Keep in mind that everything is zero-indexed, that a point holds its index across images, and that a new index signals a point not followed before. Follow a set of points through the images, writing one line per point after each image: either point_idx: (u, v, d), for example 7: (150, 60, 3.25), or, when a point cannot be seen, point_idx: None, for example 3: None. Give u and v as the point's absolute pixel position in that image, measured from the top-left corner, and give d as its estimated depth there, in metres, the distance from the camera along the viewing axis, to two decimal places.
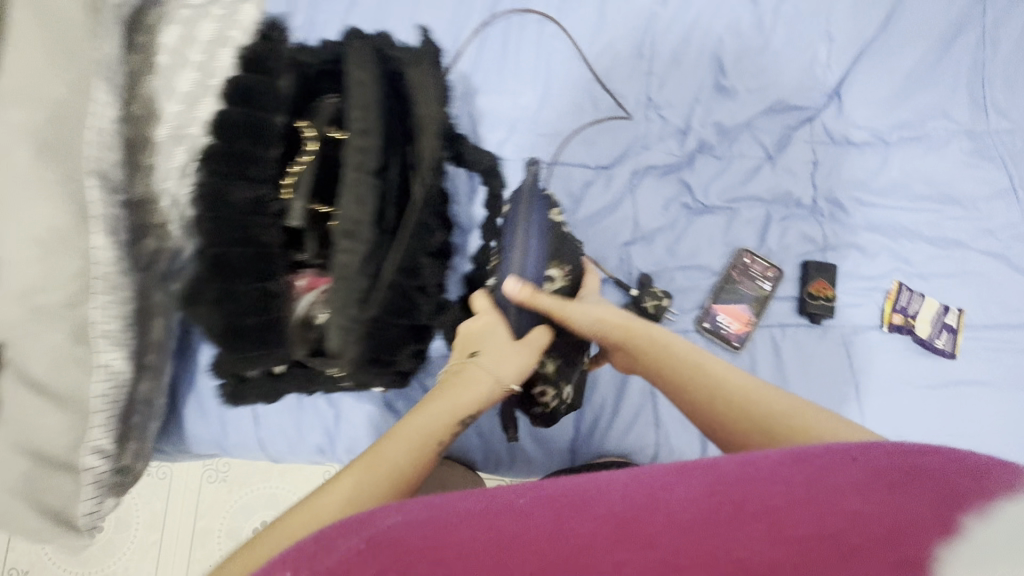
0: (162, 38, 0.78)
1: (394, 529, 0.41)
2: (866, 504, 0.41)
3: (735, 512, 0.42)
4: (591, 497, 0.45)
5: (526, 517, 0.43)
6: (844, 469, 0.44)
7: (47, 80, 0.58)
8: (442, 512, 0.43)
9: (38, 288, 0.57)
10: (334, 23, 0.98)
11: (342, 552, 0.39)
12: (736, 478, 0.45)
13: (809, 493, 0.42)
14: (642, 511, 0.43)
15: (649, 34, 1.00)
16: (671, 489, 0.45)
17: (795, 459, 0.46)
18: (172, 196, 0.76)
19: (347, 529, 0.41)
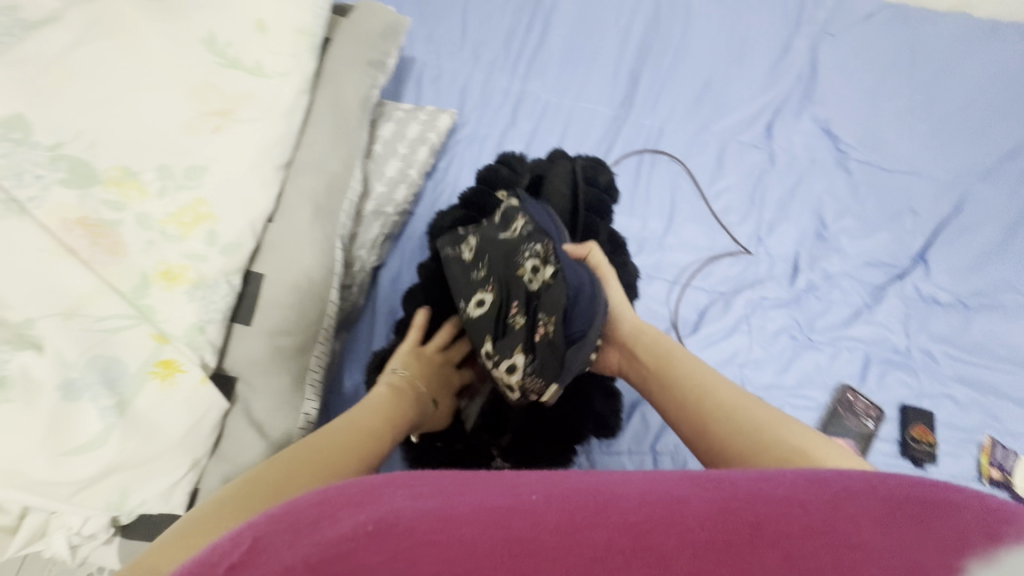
0: (379, 132, 0.92)
1: (399, 516, 0.30)
2: (878, 552, 0.30)
3: (754, 532, 0.31)
4: (608, 502, 0.32)
5: (538, 515, 0.31)
6: (847, 502, 0.33)
7: (330, 155, 0.68)
8: (454, 505, 0.31)
9: (284, 329, 0.61)
10: (495, 137, 1.13)
11: (344, 529, 0.28)
12: (757, 493, 0.34)
13: (830, 522, 0.32)
14: (658, 527, 0.31)
15: (759, 185, 1.16)
16: (687, 502, 0.33)
17: (815, 481, 0.35)
18: (362, 261, 0.84)
19: (353, 500, 0.31)
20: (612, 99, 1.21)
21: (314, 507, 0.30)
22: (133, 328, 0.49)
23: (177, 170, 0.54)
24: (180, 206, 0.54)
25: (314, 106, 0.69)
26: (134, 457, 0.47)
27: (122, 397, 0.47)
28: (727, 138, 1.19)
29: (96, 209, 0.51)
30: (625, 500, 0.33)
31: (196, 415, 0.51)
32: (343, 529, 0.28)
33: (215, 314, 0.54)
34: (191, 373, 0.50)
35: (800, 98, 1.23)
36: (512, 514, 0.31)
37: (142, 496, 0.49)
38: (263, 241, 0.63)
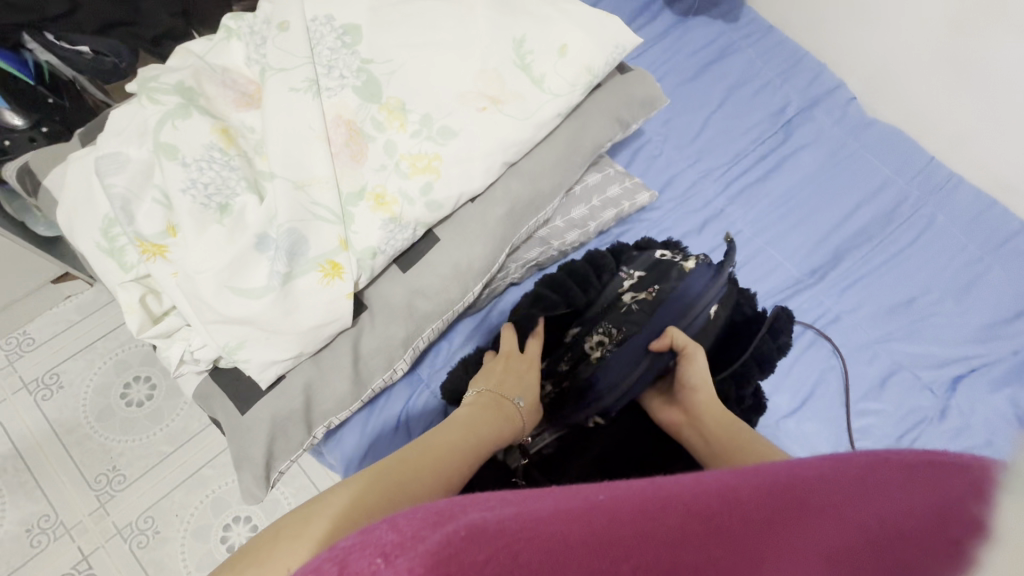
0: (585, 177, 0.96)
1: (487, 523, 0.27)
2: (914, 494, 0.28)
3: (802, 505, 0.29)
4: (665, 496, 0.30)
5: (614, 514, 0.29)
6: (873, 467, 0.31)
7: (547, 176, 0.72)
8: (529, 511, 0.28)
9: (425, 293, 0.64)
10: (674, 235, 1.13)
11: (436, 541, 0.25)
12: (791, 479, 0.31)
13: (866, 487, 0.30)
14: (720, 512, 0.29)
15: (914, 431, 1.02)
16: (736, 490, 0.31)
17: (834, 460, 0.33)
18: (507, 273, 0.87)
19: (428, 520, 0.27)
20: (803, 262, 1.15)
21: (390, 532, 0.26)
22: (332, 225, 0.55)
23: (435, 124, 0.60)
24: (421, 152, 0.59)
25: (557, 131, 0.74)
26: (268, 324, 0.51)
27: (291, 271, 0.52)
28: (903, 364, 1.07)
29: (364, 121, 0.59)
30: (681, 492, 0.31)
31: (328, 317, 0.54)
32: (434, 541, 0.25)
33: (390, 248, 0.58)
34: (346, 285, 0.54)
35: (1008, 372, 1.07)
36: (586, 514, 0.29)
37: (250, 355, 0.52)
38: (455, 213, 0.67)
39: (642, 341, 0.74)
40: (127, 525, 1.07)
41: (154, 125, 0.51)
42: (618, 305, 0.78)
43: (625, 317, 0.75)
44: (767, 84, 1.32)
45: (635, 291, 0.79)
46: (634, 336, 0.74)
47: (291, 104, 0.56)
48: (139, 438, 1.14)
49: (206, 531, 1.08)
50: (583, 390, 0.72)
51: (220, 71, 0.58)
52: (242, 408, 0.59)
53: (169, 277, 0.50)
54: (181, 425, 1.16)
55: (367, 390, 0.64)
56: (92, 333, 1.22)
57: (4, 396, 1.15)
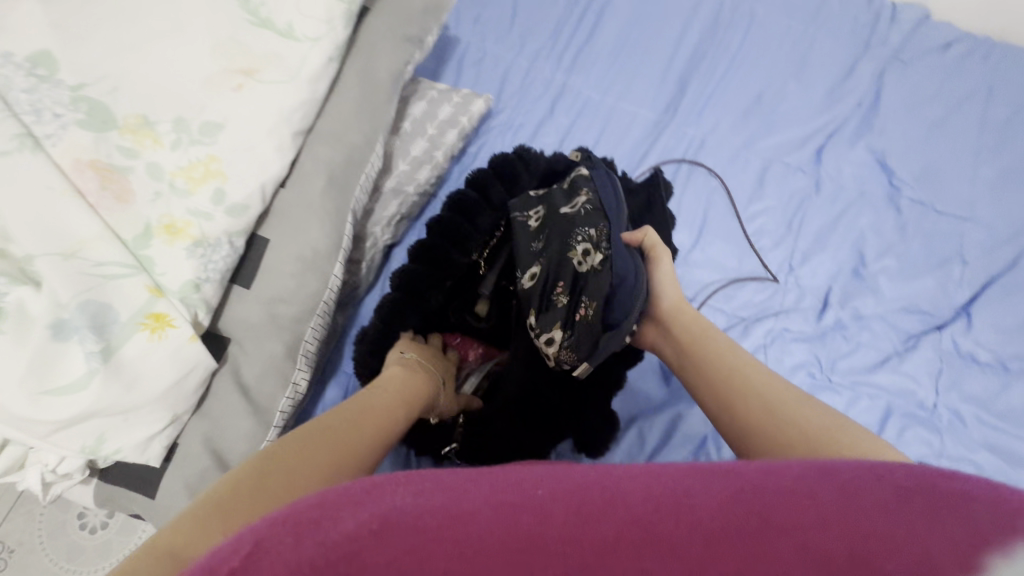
0: (410, 110, 0.90)
1: (404, 509, 0.28)
2: (906, 527, 0.27)
3: (767, 522, 0.27)
4: (612, 497, 0.29)
5: (546, 511, 0.28)
6: (858, 489, 0.29)
7: (352, 128, 0.67)
8: (459, 502, 0.29)
9: (282, 299, 0.61)
10: (529, 128, 1.10)
11: (350, 527, 0.26)
12: (764, 487, 0.30)
13: (844, 509, 0.28)
14: (664, 519, 0.28)
15: (799, 212, 1.10)
16: (693, 494, 0.30)
17: (823, 473, 0.31)
18: (375, 239, 0.83)
19: (355, 498, 0.29)
20: (656, 103, 1.16)
21: (314, 509, 0.28)
22: (131, 279, 0.49)
23: (193, 124, 0.54)
24: (192, 160, 0.53)
25: (342, 76, 0.68)
26: (115, 406, 0.47)
27: (109, 343, 0.47)
28: (772, 157, 1.13)
29: (109, 153, 0.51)
30: (627, 492, 0.30)
31: (182, 369, 0.50)
32: (345, 528, 0.26)
33: (213, 273, 0.53)
34: (181, 330, 0.50)
35: (857, 124, 1.16)
36: (518, 509, 0.28)
37: (120, 443, 0.49)
38: (273, 206, 0.62)
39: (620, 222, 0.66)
40: None
41: None
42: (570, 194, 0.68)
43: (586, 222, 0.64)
44: None
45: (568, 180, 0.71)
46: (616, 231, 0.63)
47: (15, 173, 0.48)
48: None
49: None
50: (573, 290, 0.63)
51: None
52: (150, 493, 0.55)
53: None
54: None
55: (275, 415, 0.61)
56: None
57: None
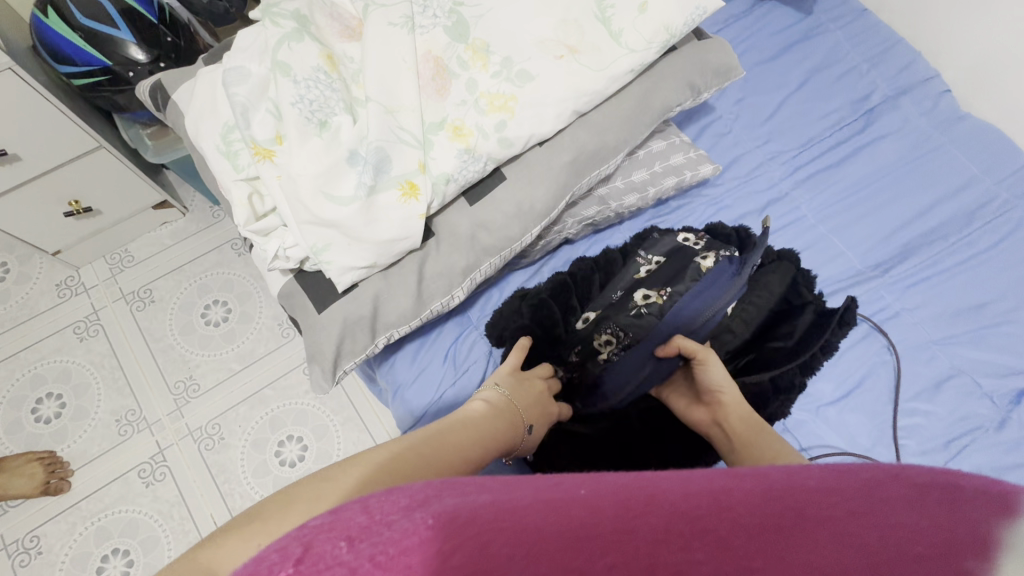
0: (649, 144, 0.98)
1: (462, 509, 0.29)
2: (911, 519, 0.32)
3: (802, 515, 0.31)
4: (655, 493, 0.32)
5: (598, 506, 0.30)
6: (875, 485, 0.34)
7: (613, 131, 0.75)
8: (508, 499, 0.30)
9: (487, 227, 0.69)
10: (734, 213, 1.12)
11: (407, 527, 0.27)
12: (800, 493, 0.33)
13: (869, 506, 0.32)
14: (711, 514, 0.31)
15: (968, 437, 0.98)
16: (731, 491, 0.33)
17: (839, 473, 0.35)
18: (562, 227, 0.91)
19: (402, 502, 0.29)
20: (867, 255, 1.12)
21: (361, 515, 0.28)
22: (413, 149, 0.60)
23: (515, 67, 0.65)
24: (499, 92, 0.64)
25: (628, 88, 0.77)
26: (352, 228, 0.58)
27: (375, 185, 0.59)
28: (964, 369, 1.03)
29: (451, 58, 0.64)
30: (667, 488, 0.33)
31: (402, 233, 0.60)
32: (406, 528, 0.27)
33: (463, 178, 0.63)
34: (420, 205, 0.60)
35: None
36: (571, 505, 0.30)
37: (333, 258, 0.59)
38: (522, 156, 0.72)
39: (648, 347, 0.78)
40: (197, 428, 1.19)
41: (275, 44, 0.59)
42: (629, 304, 0.81)
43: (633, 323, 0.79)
44: (853, 70, 1.27)
45: (648, 290, 0.81)
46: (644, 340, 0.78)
47: (390, 39, 0.62)
48: (213, 353, 1.26)
49: (263, 443, 1.18)
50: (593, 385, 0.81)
51: (329, 5, 0.65)
52: (318, 308, 0.66)
53: (274, 180, 0.58)
54: (249, 347, 1.28)
55: (427, 310, 0.70)
56: (181, 257, 1.35)
57: (105, 303, 1.30)
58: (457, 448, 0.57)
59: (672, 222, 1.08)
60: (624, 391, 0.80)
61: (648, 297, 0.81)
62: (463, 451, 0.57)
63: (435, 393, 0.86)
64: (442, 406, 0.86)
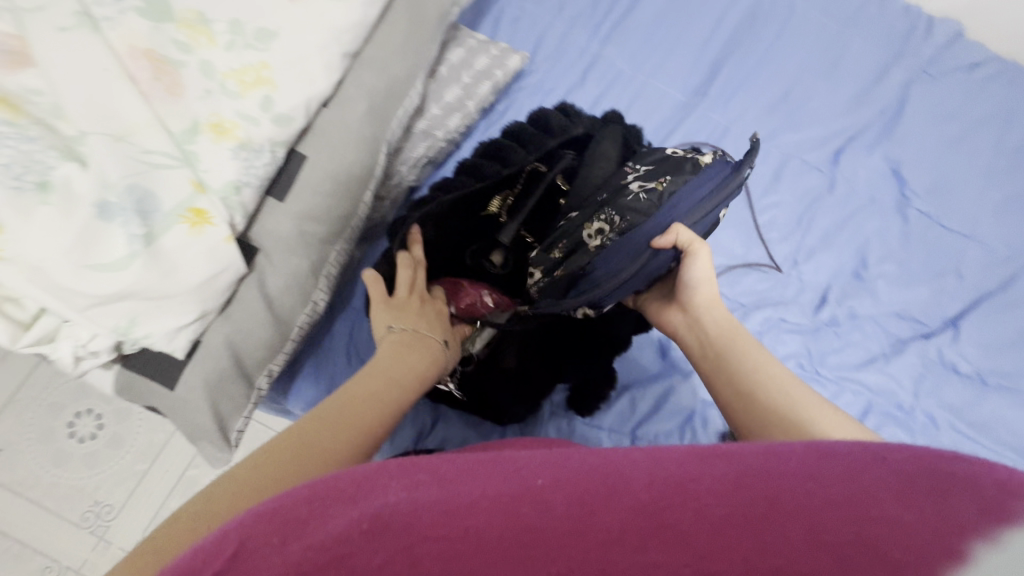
0: (447, 56, 0.91)
1: (402, 507, 0.27)
2: (902, 511, 0.26)
3: (772, 508, 0.27)
4: (616, 477, 0.29)
5: (542, 498, 0.28)
6: (866, 467, 0.29)
7: (398, 60, 0.67)
8: (454, 497, 0.28)
9: (313, 217, 0.62)
10: (560, 93, 1.11)
11: (340, 528, 0.26)
12: (774, 469, 0.29)
13: (849, 492, 0.27)
14: (673, 506, 0.27)
15: (810, 209, 1.13)
16: (701, 479, 0.28)
17: (831, 449, 0.30)
18: (399, 177, 0.85)
19: (344, 496, 0.28)
20: (686, 85, 1.17)
21: None
22: (174, 169, 0.50)
23: (249, 28, 0.54)
24: (244, 64, 0.53)
25: (392, 5, 0.68)
26: (150, 289, 0.48)
27: (151, 230, 0.48)
28: (792, 152, 1.16)
29: (165, 46, 0.52)
30: (631, 471, 0.29)
31: (215, 267, 0.52)
32: (337, 528, 0.26)
33: (253, 177, 0.54)
34: (218, 229, 0.51)
35: (877, 131, 1.18)
36: (518, 500, 0.28)
37: (148, 329, 0.50)
38: (312, 126, 0.63)
39: (643, 237, 0.64)
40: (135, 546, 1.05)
41: None
42: (626, 189, 0.67)
43: (629, 208, 0.65)
44: None
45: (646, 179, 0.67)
46: (637, 228, 0.64)
47: (74, 47, 0.49)
48: (108, 465, 1.09)
49: None
50: (574, 283, 0.68)
51: None
52: (169, 385, 0.57)
53: (15, 275, 0.45)
54: (146, 440, 1.12)
55: (294, 329, 0.64)
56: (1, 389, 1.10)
57: None
58: (375, 398, 0.54)
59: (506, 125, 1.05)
60: (616, 281, 0.64)
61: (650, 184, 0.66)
62: (381, 396, 0.54)
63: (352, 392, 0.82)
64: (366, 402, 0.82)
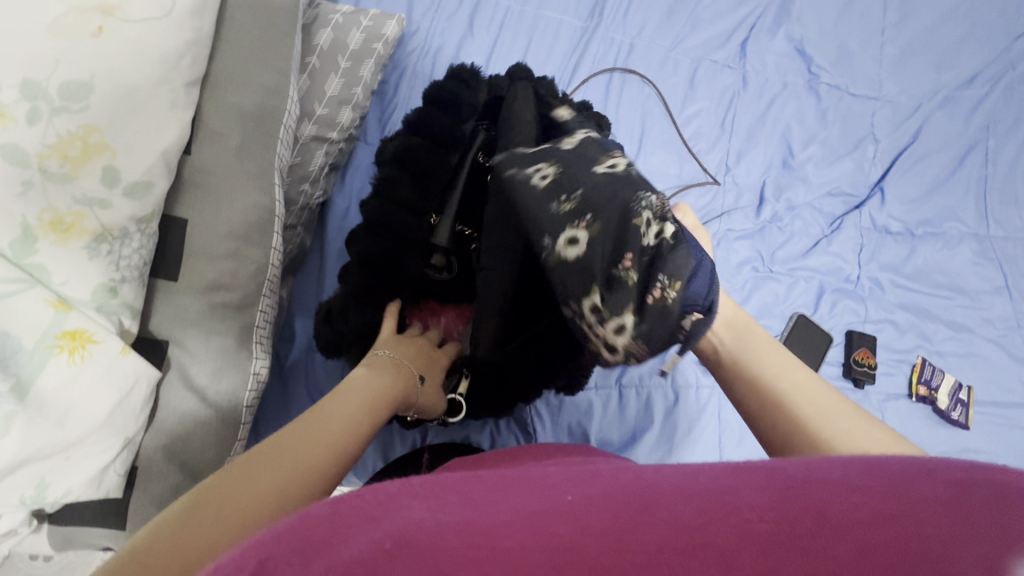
0: (315, 41, 0.77)
1: (425, 524, 0.25)
2: (959, 516, 0.25)
3: (817, 515, 0.26)
4: (654, 500, 0.28)
5: (580, 517, 0.26)
6: (909, 483, 0.27)
7: (257, 70, 0.55)
8: (484, 517, 0.26)
9: (221, 285, 0.52)
10: (450, 50, 0.99)
11: (362, 547, 0.24)
12: (811, 484, 0.28)
13: (896, 496, 0.26)
14: (714, 523, 0.26)
15: (730, 109, 1.12)
16: (739, 493, 0.28)
17: (870, 469, 0.29)
18: (304, 198, 0.74)
19: (364, 518, 0.26)
20: (579, 8, 1.09)
21: None
22: (24, 295, 0.40)
23: (48, 85, 0.41)
24: (63, 135, 0.42)
25: (228, 2, 0.55)
26: (51, 446, 0.40)
27: (19, 379, 0.39)
28: (700, 56, 1.12)
29: None
30: (669, 497, 0.28)
31: (123, 387, 0.43)
32: (358, 549, 0.23)
33: (129, 271, 0.45)
34: (107, 344, 0.42)
35: (775, 12, 1.16)
36: (555, 518, 0.26)
37: (69, 485, 0.42)
38: (180, 180, 0.52)
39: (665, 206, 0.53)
40: None
41: None
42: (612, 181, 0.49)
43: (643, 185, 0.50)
44: None
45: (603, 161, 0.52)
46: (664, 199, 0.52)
47: None
48: None
49: None
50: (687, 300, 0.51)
51: None
52: (119, 525, 0.49)
53: None
54: None
55: (244, 412, 0.54)
56: None
57: None
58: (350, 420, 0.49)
59: (404, 103, 0.93)
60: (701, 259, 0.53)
61: (616, 164, 0.52)
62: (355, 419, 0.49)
63: None
64: None
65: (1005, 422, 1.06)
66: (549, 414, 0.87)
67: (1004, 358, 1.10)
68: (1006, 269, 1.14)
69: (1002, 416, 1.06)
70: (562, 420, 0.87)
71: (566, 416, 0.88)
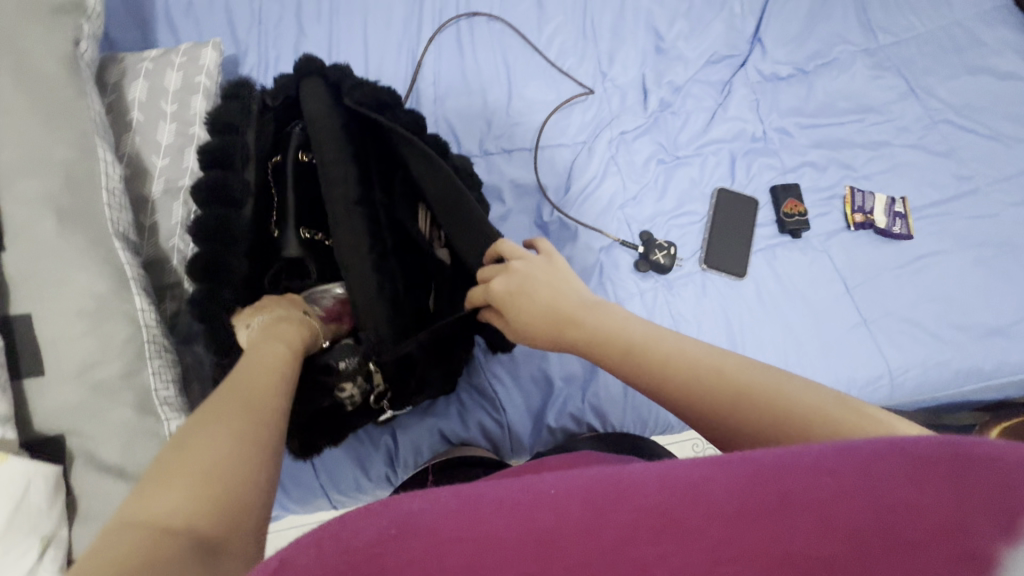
0: (131, 96, 0.76)
1: (422, 512, 0.30)
2: (921, 491, 0.25)
3: (780, 497, 0.27)
4: (627, 489, 0.30)
5: (564, 509, 0.29)
6: (875, 457, 0.27)
7: (50, 144, 0.54)
8: (477, 506, 0.30)
9: (95, 362, 0.52)
10: (289, 58, 0.96)
11: (372, 534, 0.28)
12: (778, 466, 0.29)
13: (857, 478, 0.27)
14: (682, 507, 0.28)
15: (587, 15, 1.09)
16: (709, 481, 0.29)
17: (840, 449, 0.29)
18: (181, 252, 0.71)
19: (374, 510, 0.31)
20: None
21: None
22: None
23: None
24: None
25: None
26: None
27: None
28: None
29: None
30: (645, 487, 0.30)
31: (14, 493, 0.44)
32: (367, 535, 0.28)
33: None
34: None
35: None
36: (535, 509, 0.29)
37: None
38: (7, 279, 0.51)
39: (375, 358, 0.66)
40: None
41: None
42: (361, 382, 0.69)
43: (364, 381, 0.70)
44: None
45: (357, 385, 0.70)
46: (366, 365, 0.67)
47: None
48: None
49: None
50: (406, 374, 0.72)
51: None
52: None
53: None
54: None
55: None
56: None
57: None
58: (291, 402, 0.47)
59: None
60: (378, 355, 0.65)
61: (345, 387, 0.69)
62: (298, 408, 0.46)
63: (303, 468, 0.80)
64: (321, 467, 0.81)
65: (946, 219, 1.06)
66: (507, 372, 0.87)
67: (928, 158, 1.09)
68: (905, 73, 1.14)
69: (941, 215, 1.07)
70: (523, 373, 0.87)
71: (525, 370, 0.87)
